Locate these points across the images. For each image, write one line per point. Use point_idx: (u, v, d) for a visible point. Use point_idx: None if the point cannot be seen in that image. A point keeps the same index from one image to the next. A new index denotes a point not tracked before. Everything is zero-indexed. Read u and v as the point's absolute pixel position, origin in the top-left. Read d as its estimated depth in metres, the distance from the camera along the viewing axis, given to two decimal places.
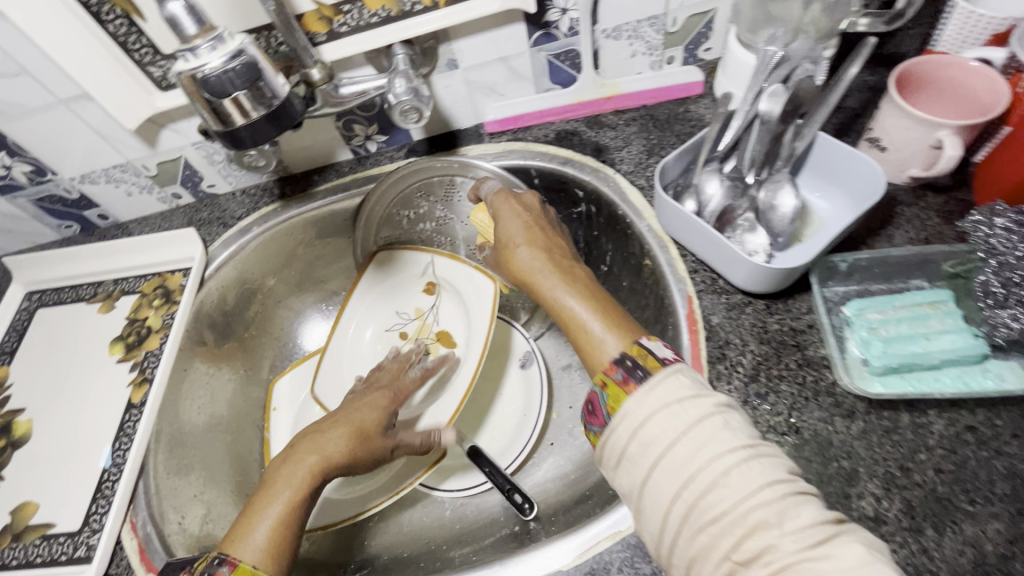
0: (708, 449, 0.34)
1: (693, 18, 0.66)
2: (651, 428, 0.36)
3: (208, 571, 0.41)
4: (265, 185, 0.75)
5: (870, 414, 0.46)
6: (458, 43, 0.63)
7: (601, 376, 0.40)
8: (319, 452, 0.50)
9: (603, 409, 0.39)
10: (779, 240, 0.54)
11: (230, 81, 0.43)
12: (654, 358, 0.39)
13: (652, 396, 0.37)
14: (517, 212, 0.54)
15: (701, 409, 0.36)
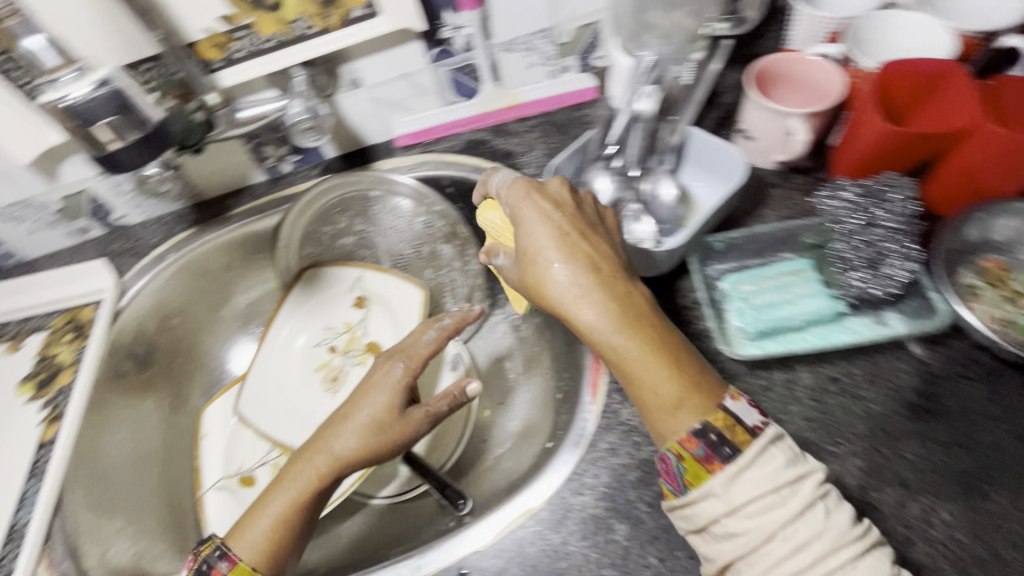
0: (806, 547, 0.36)
1: (581, 29, 0.71)
2: (743, 516, 0.37)
3: (210, 560, 0.47)
4: (179, 212, 0.75)
5: (748, 375, 0.51)
6: (358, 63, 0.66)
7: (676, 446, 0.40)
8: (327, 451, 0.52)
9: (680, 479, 0.40)
10: (665, 226, 0.60)
11: (100, 108, 0.47)
12: (743, 430, 0.39)
13: (744, 481, 0.38)
14: (547, 219, 0.48)
15: (795, 499, 0.37)
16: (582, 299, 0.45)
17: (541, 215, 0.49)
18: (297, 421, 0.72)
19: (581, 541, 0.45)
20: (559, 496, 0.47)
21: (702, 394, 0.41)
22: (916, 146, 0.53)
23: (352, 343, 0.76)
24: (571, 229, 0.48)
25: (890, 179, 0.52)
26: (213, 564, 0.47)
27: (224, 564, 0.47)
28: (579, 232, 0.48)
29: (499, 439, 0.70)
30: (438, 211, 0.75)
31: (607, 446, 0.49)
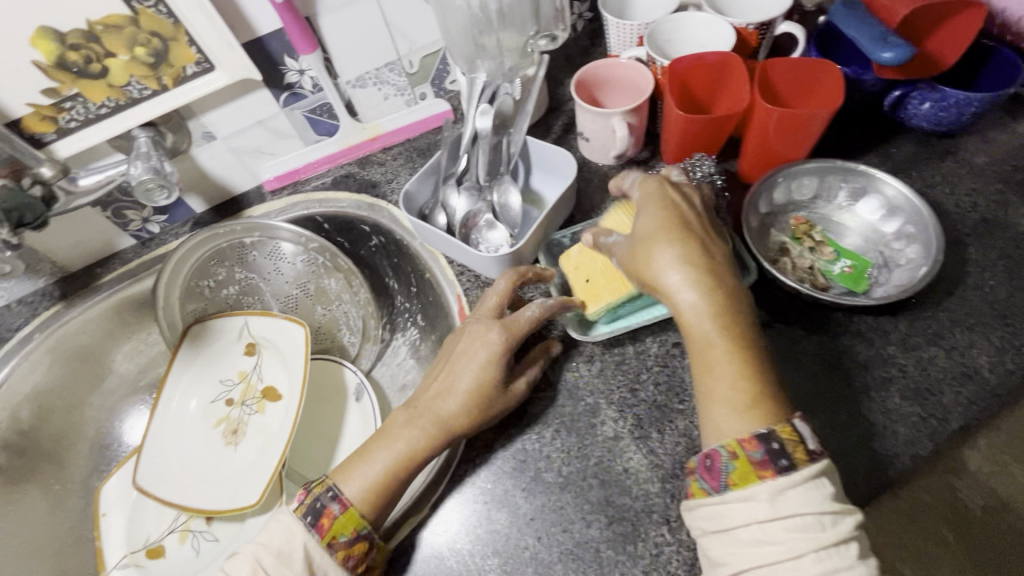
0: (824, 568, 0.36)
1: (427, 58, 0.75)
2: (777, 531, 0.37)
3: (324, 496, 0.46)
4: (44, 289, 0.72)
5: (604, 353, 0.55)
6: (206, 116, 0.67)
7: (734, 445, 0.40)
8: (434, 415, 0.49)
9: (722, 475, 0.40)
10: (516, 230, 0.65)
11: None
12: (804, 449, 0.39)
13: (789, 497, 0.38)
14: (667, 206, 0.49)
15: (836, 528, 0.37)
16: (683, 281, 0.45)
17: (665, 204, 0.49)
18: (197, 481, 0.70)
19: (466, 538, 0.48)
20: (442, 498, 0.50)
21: (775, 407, 0.42)
22: (718, 130, 0.59)
23: (247, 391, 0.76)
24: (689, 216, 0.49)
25: (699, 158, 0.61)
26: (324, 500, 0.46)
27: (336, 508, 0.45)
28: (690, 221, 0.48)
29: None
30: (316, 247, 0.77)
31: (483, 443, 0.52)
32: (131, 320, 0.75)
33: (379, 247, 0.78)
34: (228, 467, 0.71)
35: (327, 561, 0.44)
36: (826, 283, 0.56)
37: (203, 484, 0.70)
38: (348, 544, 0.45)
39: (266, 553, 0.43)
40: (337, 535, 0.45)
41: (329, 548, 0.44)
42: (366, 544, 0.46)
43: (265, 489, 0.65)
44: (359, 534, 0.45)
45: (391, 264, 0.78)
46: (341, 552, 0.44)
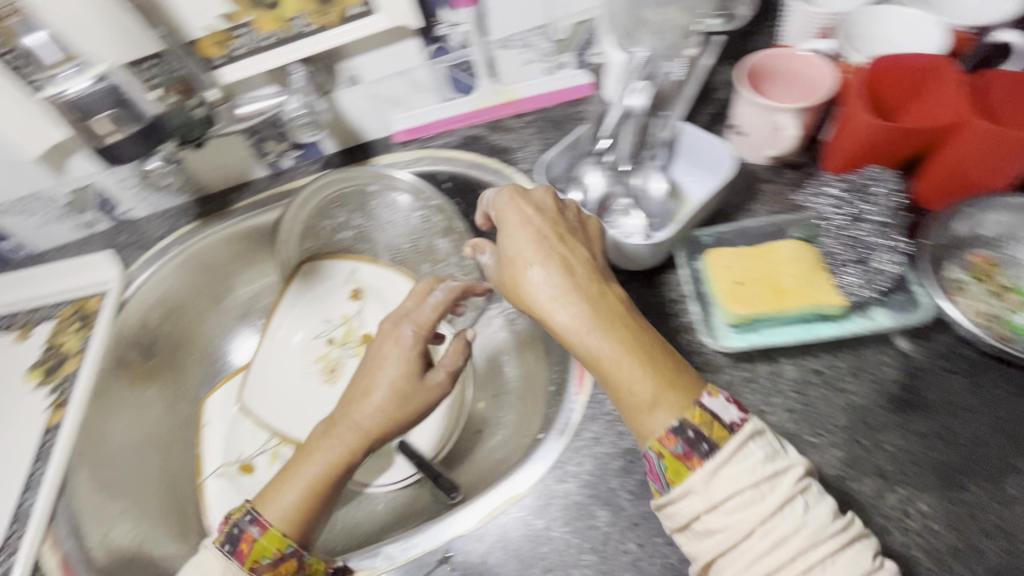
0: (779, 537, 0.36)
1: (576, 26, 0.72)
2: (718, 516, 0.37)
3: (241, 522, 0.47)
4: (184, 206, 0.77)
5: (733, 368, 0.51)
6: (356, 59, 0.68)
7: (657, 445, 0.40)
8: (355, 425, 0.50)
9: (661, 475, 0.40)
10: (653, 220, 0.60)
11: (96, 102, 0.51)
12: (721, 426, 0.39)
13: (724, 477, 0.38)
14: (527, 222, 0.49)
15: (776, 493, 0.37)
16: (554, 297, 0.45)
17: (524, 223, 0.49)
18: (294, 410, 0.73)
19: (563, 528, 0.47)
20: (544, 483, 0.49)
21: (682, 392, 0.41)
22: (903, 145, 0.53)
23: (347, 335, 0.78)
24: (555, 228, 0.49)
25: (874, 172, 0.53)
26: (243, 526, 0.46)
27: (253, 531, 0.46)
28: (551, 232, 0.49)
29: (493, 431, 0.72)
30: (434, 205, 0.75)
31: (591, 435, 0.50)
32: (253, 247, 0.78)
33: None
34: (324, 403, 0.74)
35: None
36: (1010, 336, 0.49)
37: (300, 413, 0.73)
38: (274, 564, 0.46)
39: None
40: (258, 558, 0.46)
41: (252, 571, 0.45)
42: (295, 561, 0.47)
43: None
44: (284, 553, 0.46)
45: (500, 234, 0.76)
46: (266, 572, 0.46)
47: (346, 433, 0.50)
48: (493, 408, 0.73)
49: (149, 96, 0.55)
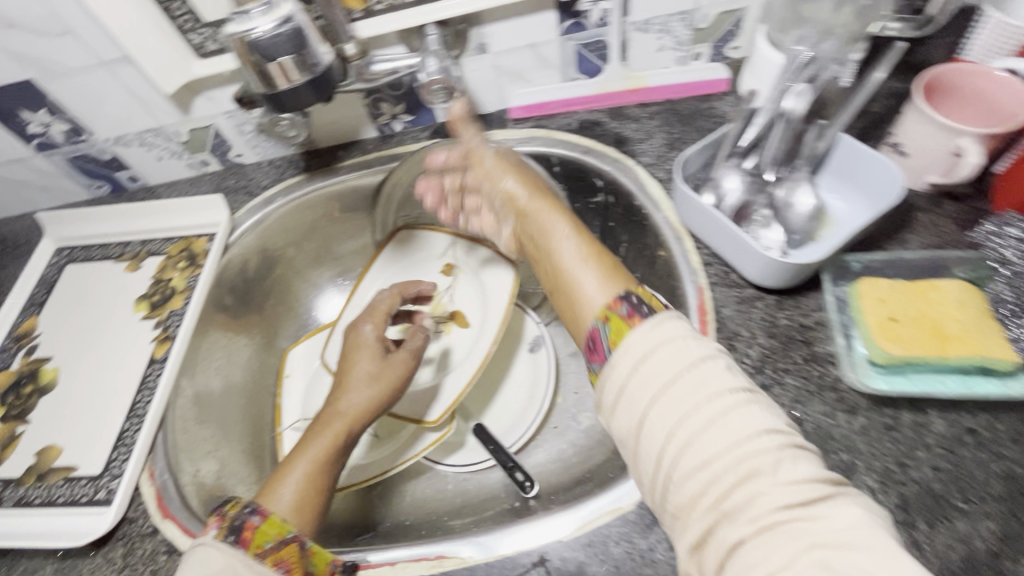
0: (702, 390, 0.34)
1: (722, 16, 0.66)
2: (648, 369, 0.36)
3: (242, 516, 0.43)
4: (292, 158, 0.76)
5: (873, 411, 0.46)
6: (489, 27, 0.65)
7: (604, 312, 0.41)
8: (341, 415, 0.55)
9: (603, 345, 0.40)
10: (794, 237, 0.55)
11: (279, 46, 0.44)
12: (659, 300, 0.40)
13: (658, 330, 0.37)
14: (490, 162, 0.60)
15: (700, 348, 0.36)
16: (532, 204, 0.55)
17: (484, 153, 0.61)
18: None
19: (669, 551, 0.44)
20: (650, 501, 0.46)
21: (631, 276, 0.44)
22: None
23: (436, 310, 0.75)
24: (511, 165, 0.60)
25: None
26: (244, 520, 0.43)
27: (257, 519, 0.44)
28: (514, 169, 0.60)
29: (572, 429, 0.69)
30: None
31: None
32: (353, 207, 0.77)
33: (599, 206, 0.72)
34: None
35: (258, 569, 0.41)
36: None
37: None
38: (277, 549, 0.43)
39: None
40: (262, 543, 0.43)
41: (256, 557, 0.42)
42: (298, 545, 0.43)
43: (448, 409, 0.66)
44: (285, 538, 0.44)
45: (603, 227, 0.73)
46: (271, 557, 0.42)
47: (329, 420, 0.54)
48: (574, 405, 0.71)
49: (326, 46, 0.48)
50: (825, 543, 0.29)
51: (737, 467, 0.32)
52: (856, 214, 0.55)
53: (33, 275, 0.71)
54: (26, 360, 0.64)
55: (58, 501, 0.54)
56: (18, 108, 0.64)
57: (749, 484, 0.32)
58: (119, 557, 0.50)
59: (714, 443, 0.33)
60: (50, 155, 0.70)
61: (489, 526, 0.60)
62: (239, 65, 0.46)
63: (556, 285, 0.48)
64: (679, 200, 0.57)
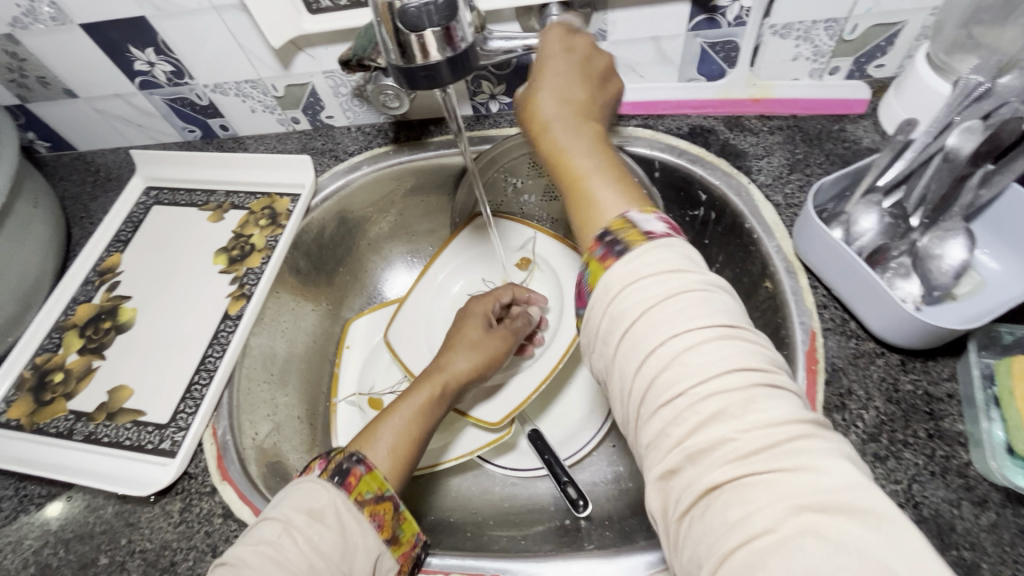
0: (676, 322, 0.32)
1: (875, 28, 0.58)
2: (622, 302, 0.34)
3: (349, 463, 0.43)
4: (381, 126, 0.73)
5: (1006, 508, 0.41)
6: (615, 14, 0.59)
7: (586, 254, 0.38)
8: (444, 371, 0.56)
9: (586, 287, 0.38)
10: (933, 295, 0.49)
11: (428, 15, 0.35)
12: (637, 232, 0.36)
13: (629, 270, 0.35)
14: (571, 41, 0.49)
15: (679, 283, 0.34)
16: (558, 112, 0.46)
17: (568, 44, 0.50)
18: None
19: None
20: None
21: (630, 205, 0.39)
22: None
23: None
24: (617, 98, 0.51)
25: None
26: (352, 466, 0.43)
27: (362, 468, 0.43)
28: (595, 85, 0.48)
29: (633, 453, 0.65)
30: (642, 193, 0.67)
31: None
32: (436, 184, 0.73)
33: (696, 220, 0.68)
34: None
35: (357, 515, 0.40)
36: None
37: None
38: (375, 502, 0.42)
39: (296, 513, 0.39)
40: (363, 492, 0.42)
41: (356, 503, 0.41)
42: (392, 505, 0.43)
43: (511, 412, 0.63)
44: (384, 494, 0.43)
45: (695, 242, 0.69)
46: (368, 507, 0.41)
47: (434, 374, 0.56)
48: None
49: (470, 17, 0.39)
50: (814, 505, 0.27)
51: (695, 402, 0.30)
52: (1009, 280, 0.49)
53: (120, 212, 0.72)
54: (107, 295, 0.65)
55: (124, 444, 0.55)
56: (128, 44, 0.63)
57: (713, 421, 0.30)
58: (176, 511, 0.51)
59: (684, 379, 0.31)
60: (150, 95, 0.70)
61: (538, 542, 0.57)
62: (373, 26, 0.37)
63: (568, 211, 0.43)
64: (804, 232, 0.52)
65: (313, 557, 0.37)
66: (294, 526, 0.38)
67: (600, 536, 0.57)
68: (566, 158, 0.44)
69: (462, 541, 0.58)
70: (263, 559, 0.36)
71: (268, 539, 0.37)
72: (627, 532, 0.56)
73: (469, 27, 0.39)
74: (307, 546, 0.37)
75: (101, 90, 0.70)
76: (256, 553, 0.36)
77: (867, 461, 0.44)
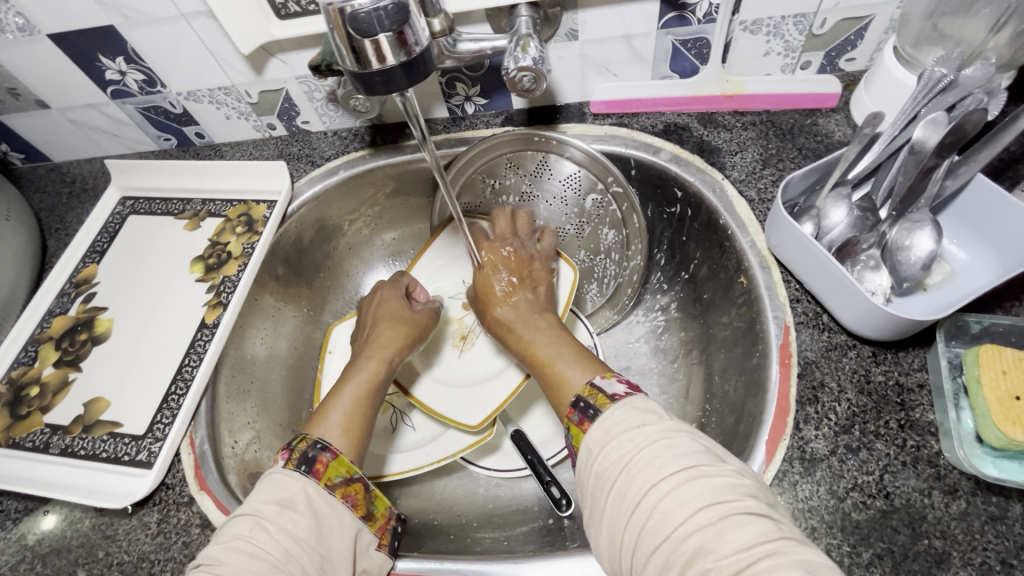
0: (649, 474, 0.36)
1: (844, 22, 0.58)
2: (602, 465, 0.38)
3: (313, 451, 0.45)
4: (357, 130, 0.73)
5: (976, 496, 0.41)
6: (585, 13, 0.58)
7: (565, 419, 0.44)
8: (377, 353, 0.57)
9: (574, 449, 0.43)
10: (903, 286, 0.50)
11: (379, 21, 0.35)
12: (603, 396, 0.42)
13: (599, 433, 0.40)
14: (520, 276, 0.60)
15: (644, 437, 0.38)
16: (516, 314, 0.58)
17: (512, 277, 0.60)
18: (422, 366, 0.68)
19: None
20: None
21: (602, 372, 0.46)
22: None
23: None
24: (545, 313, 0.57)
25: None
26: (318, 454, 0.45)
27: (327, 454, 0.45)
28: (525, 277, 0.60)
29: None
30: (619, 191, 0.67)
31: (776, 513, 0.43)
32: (414, 187, 0.73)
33: (673, 217, 0.68)
34: (449, 371, 0.68)
35: (329, 499, 0.43)
36: None
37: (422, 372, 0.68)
38: (346, 484, 0.45)
39: (267, 505, 0.41)
40: (332, 477, 0.44)
41: (327, 488, 0.43)
42: (362, 485, 0.46)
43: (489, 416, 0.62)
44: (353, 476, 0.45)
45: (674, 239, 0.69)
46: (339, 490, 0.44)
47: (377, 343, 0.58)
48: None
49: (425, 21, 0.39)
50: None
51: (677, 546, 0.33)
52: (977, 269, 0.50)
53: (96, 222, 0.71)
54: (83, 306, 0.65)
55: (101, 456, 0.54)
56: (97, 54, 0.63)
57: (696, 561, 0.32)
58: (154, 523, 0.51)
59: (663, 528, 0.34)
60: (123, 103, 0.70)
61: (521, 543, 0.57)
62: (327, 33, 0.37)
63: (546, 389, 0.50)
64: (775, 227, 0.52)
65: (288, 543, 0.39)
66: (264, 518, 0.40)
67: (583, 536, 0.57)
68: (555, 363, 0.50)
69: (445, 544, 0.58)
70: (238, 555, 0.38)
71: (243, 534, 0.39)
72: None
73: (425, 30, 0.39)
74: (282, 534, 0.40)
75: (73, 100, 0.69)
76: (231, 550, 0.38)
77: (839, 453, 0.45)
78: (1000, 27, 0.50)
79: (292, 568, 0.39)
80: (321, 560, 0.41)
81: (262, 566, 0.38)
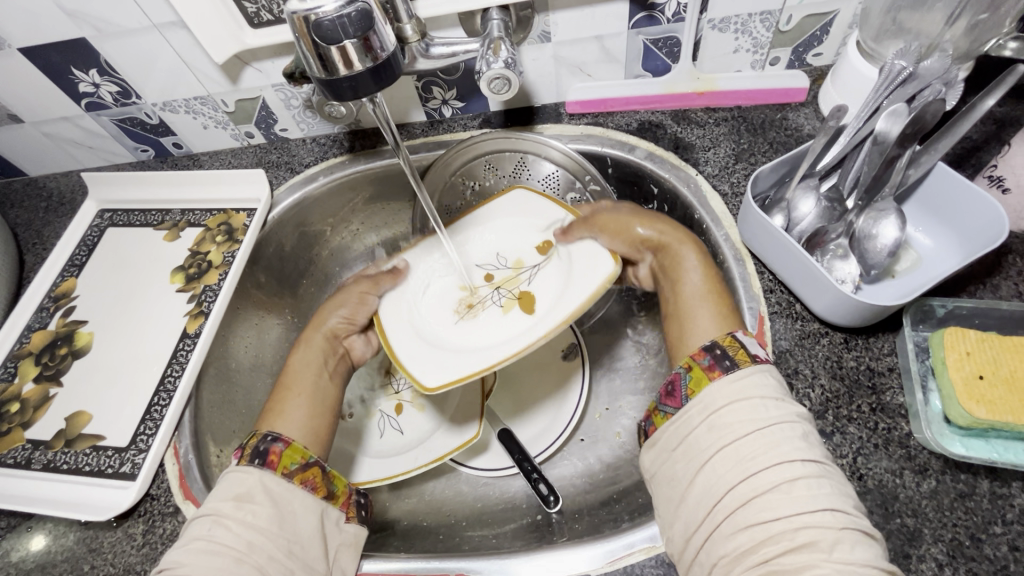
0: (778, 452, 0.36)
1: (809, 18, 0.60)
2: (726, 418, 0.39)
3: (264, 443, 0.46)
4: (336, 136, 0.73)
5: (945, 475, 0.43)
6: (556, 14, 0.59)
7: (687, 360, 0.44)
8: (320, 328, 0.58)
9: (682, 391, 0.43)
10: (871, 273, 0.51)
11: (343, 27, 0.35)
12: (745, 352, 0.42)
13: (732, 387, 0.40)
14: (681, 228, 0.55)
15: (780, 414, 0.38)
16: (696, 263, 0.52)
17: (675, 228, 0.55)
18: (408, 311, 0.58)
19: None
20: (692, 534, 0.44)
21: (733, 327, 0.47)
22: None
23: (517, 279, 0.60)
24: (688, 241, 0.54)
25: None
26: (269, 446, 0.45)
27: (280, 445, 0.46)
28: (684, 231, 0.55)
29: (601, 445, 0.67)
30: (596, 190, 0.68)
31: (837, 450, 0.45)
32: (394, 192, 0.74)
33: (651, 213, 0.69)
34: (438, 332, 0.57)
35: (288, 486, 0.44)
36: None
37: (407, 322, 0.57)
38: (303, 469, 0.46)
39: (224, 502, 0.42)
40: (288, 465, 0.45)
41: (284, 477, 0.44)
42: (320, 468, 0.47)
43: (450, 384, 0.51)
44: (308, 461, 0.47)
45: None
46: (298, 477, 0.45)
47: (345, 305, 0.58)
48: (605, 420, 0.68)
49: (391, 27, 0.39)
50: None
51: (785, 530, 0.34)
52: (942, 253, 0.51)
53: (73, 236, 0.71)
54: (63, 321, 0.64)
55: (83, 470, 0.54)
56: (70, 67, 0.62)
57: (802, 551, 0.33)
58: (139, 534, 0.51)
59: (778, 506, 0.35)
60: (98, 116, 0.69)
61: (509, 540, 0.58)
62: (293, 41, 0.37)
63: (670, 322, 0.51)
64: (746, 219, 0.54)
65: (250, 534, 0.40)
66: (222, 514, 0.41)
67: (570, 531, 0.58)
68: (691, 305, 0.49)
69: (434, 545, 0.58)
70: (198, 555, 0.39)
71: (201, 535, 0.40)
72: (597, 523, 0.57)
73: (391, 36, 0.40)
74: (243, 527, 0.40)
75: (46, 113, 0.69)
76: (191, 551, 0.39)
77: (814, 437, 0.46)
78: (955, 19, 0.52)
79: (256, 556, 0.40)
80: (289, 544, 0.42)
81: (225, 561, 0.39)
